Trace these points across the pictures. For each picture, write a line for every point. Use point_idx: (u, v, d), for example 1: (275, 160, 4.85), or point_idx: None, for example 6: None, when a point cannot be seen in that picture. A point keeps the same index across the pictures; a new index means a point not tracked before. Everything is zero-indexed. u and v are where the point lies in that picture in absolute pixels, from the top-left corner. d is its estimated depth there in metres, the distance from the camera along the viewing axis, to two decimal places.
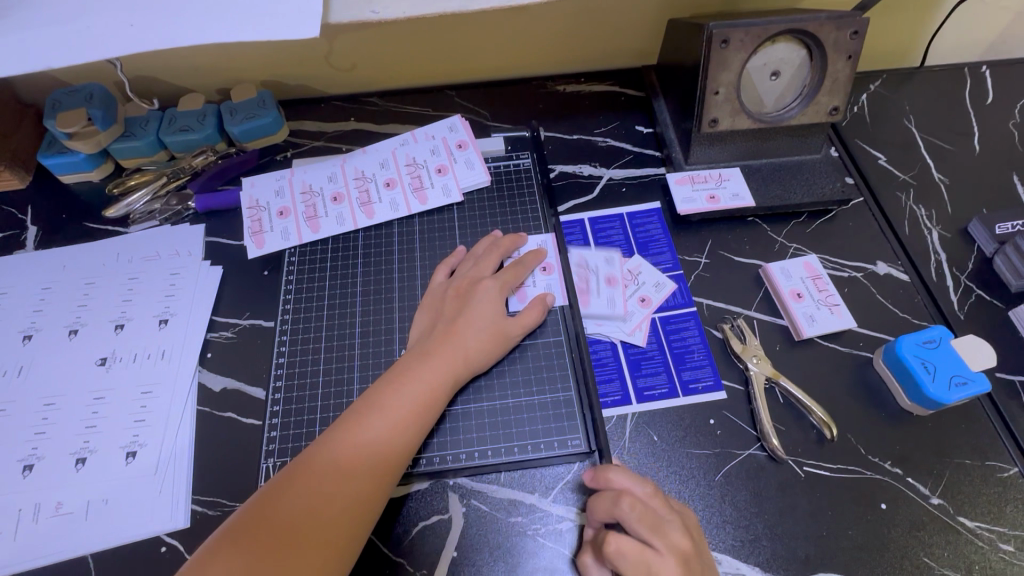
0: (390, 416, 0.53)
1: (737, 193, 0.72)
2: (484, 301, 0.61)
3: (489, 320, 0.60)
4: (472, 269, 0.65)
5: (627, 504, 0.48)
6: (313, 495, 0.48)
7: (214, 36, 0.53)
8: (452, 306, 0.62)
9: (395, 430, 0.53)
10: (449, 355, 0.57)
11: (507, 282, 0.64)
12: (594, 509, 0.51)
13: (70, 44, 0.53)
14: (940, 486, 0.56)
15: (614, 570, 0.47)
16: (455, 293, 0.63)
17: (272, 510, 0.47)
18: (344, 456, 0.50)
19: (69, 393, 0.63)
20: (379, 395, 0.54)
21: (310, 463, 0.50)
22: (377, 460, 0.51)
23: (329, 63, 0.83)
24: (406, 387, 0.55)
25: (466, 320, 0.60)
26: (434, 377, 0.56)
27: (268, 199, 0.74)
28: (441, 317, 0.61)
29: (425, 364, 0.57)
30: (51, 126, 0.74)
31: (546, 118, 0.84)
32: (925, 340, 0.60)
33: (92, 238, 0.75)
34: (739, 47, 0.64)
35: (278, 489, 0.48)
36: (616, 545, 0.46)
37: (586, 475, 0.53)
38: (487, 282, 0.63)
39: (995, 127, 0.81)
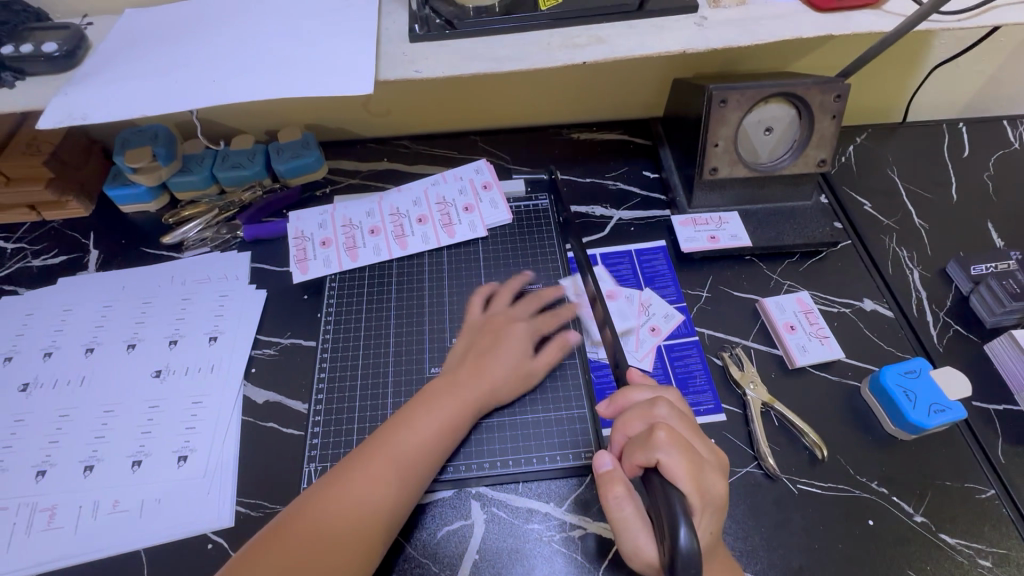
0: (406, 442, 0.58)
1: (735, 234, 0.80)
2: (515, 341, 0.68)
3: (516, 359, 0.67)
4: (505, 310, 0.72)
5: (665, 405, 0.53)
6: (334, 512, 0.53)
7: (280, 92, 0.61)
8: (484, 341, 0.68)
9: (420, 450, 0.58)
10: (468, 389, 0.63)
11: (535, 326, 0.70)
12: (628, 420, 0.54)
13: (160, 98, 0.61)
14: (923, 505, 0.61)
15: (666, 459, 0.48)
16: (489, 330, 0.69)
17: (295, 526, 0.52)
18: (375, 470, 0.56)
19: (126, 402, 0.69)
20: (411, 417, 0.60)
21: (345, 472, 0.56)
22: (394, 483, 0.56)
23: (368, 110, 0.93)
24: (424, 417, 0.60)
25: (494, 359, 0.66)
26: (448, 407, 0.61)
27: (312, 230, 0.82)
28: (470, 352, 0.67)
29: (441, 397, 0.62)
30: (119, 161, 0.83)
31: (561, 163, 0.93)
32: (907, 370, 0.66)
33: (148, 262, 0.83)
34: (735, 107, 0.72)
35: (302, 507, 0.54)
36: (665, 433, 0.49)
37: (603, 404, 0.57)
38: (520, 324, 0.70)
39: (973, 178, 0.88)
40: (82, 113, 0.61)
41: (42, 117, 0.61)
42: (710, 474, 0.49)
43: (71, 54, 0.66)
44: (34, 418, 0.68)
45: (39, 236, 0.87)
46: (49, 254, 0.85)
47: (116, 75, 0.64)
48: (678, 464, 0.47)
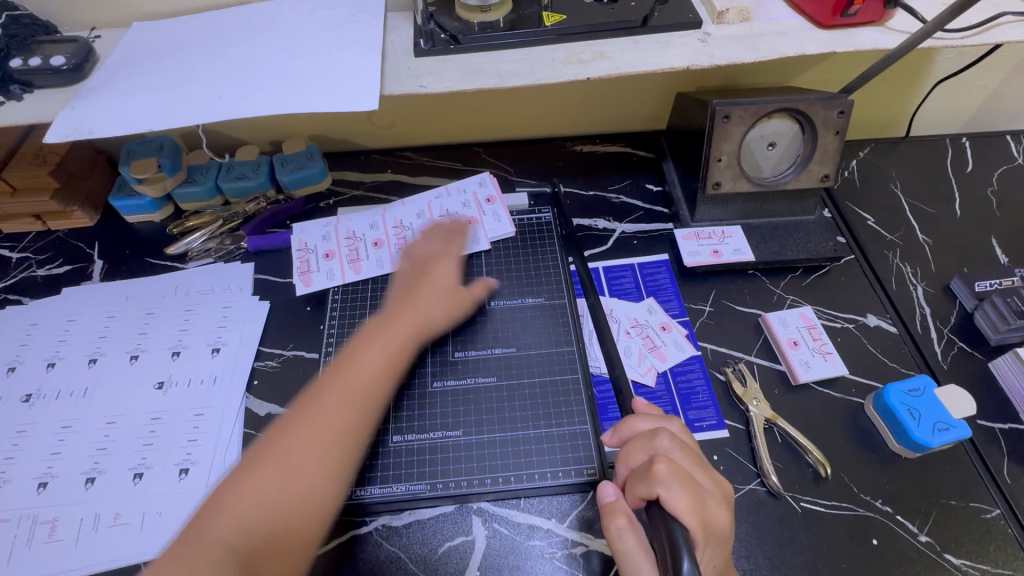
0: (360, 368, 0.60)
1: (739, 248, 0.80)
2: (448, 273, 0.72)
3: (451, 290, 0.70)
4: (426, 252, 0.74)
5: (667, 436, 0.52)
6: (299, 441, 0.53)
7: (286, 107, 0.61)
8: (412, 278, 0.71)
9: (374, 378, 0.60)
10: (412, 316, 0.66)
11: (459, 262, 0.75)
12: (631, 452, 0.53)
13: (167, 112, 0.62)
14: (928, 524, 0.60)
15: (667, 493, 0.47)
16: (417, 267, 0.72)
17: (261, 459, 0.52)
18: (329, 401, 0.56)
19: (129, 413, 0.69)
20: (359, 350, 0.62)
21: (298, 410, 0.56)
22: (355, 408, 0.57)
23: (372, 122, 0.93)
24: (371, 345, 0.62)
25: (428, 289, 0.69)
26: (395, 336, 0.64)
27: (316, 243, 0.82)
28: (399, 289, 0.70)
29: (388, 325, 0.65)
30: (125, 172, 0.84)
31: (564, 175, 0.93)
32: (911, 388, 0.65)
33: (152, 272, 0.83)
34: (739, 122, 0.72)
35: (265, 442, 0.54)
36: (666, 465, 0.48)
37: (608, 434, 0.57)
38: (444, 260, 0.73)
39: (976, 193, 0.88)
40: (89, 129, 0.61)
41: (49, 130, 0.62)
42: (713, 505, 0.49)
43: (79, 67, 0.66)
44: (36, 429, 0.68)
45: (44, 246, 0.87)
46: (54, 264, 0.85)
47: (123, 89, 0.64)
48: (679, 499, 0.46)
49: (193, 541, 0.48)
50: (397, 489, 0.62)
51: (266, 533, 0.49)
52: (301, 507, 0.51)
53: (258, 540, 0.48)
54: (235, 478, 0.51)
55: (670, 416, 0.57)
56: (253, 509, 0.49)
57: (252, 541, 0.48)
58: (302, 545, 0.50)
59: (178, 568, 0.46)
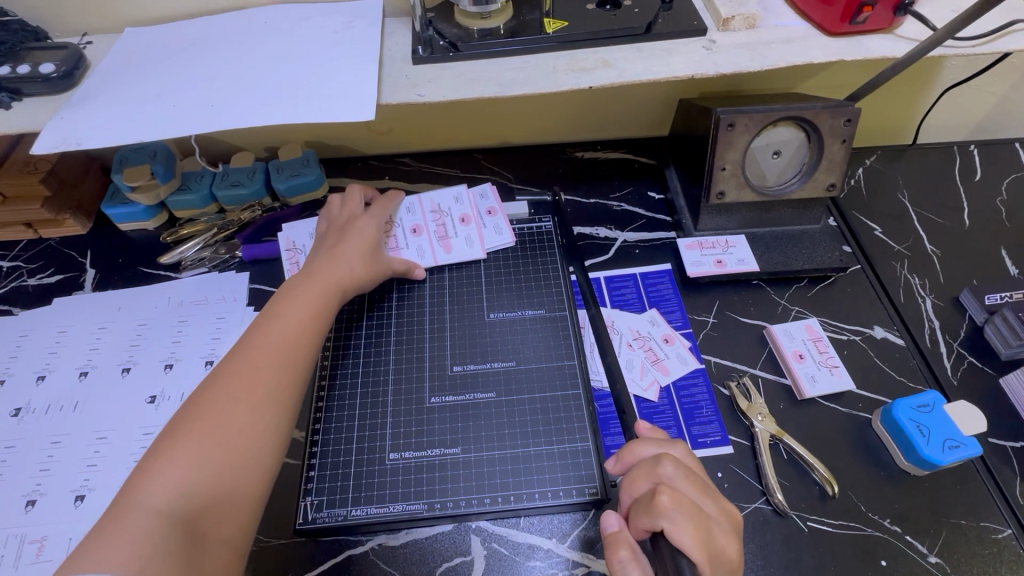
0: (284, 319, 0.60)
1: (743, 258, 0.78)
2: (363, 230, 0.72)
3: (366, 247, 0.71)
4: (343, 214, 0.75)
5: (671, 463, 0.50)
6: (229, 395, 0.53)
7: (280, 116, 0.60)
8: (332, 240, 0.71)
9: (297, 331, 0.60)
10: (331, 271, 0.66)
11: (378, 220, 0.75)
12: (635, 479, 0.51)
13: (158, 122, 0.60)
14: (937, 545, 0.59)
15: (670, 525, 0.46)
16: (334, 230, 0.73)
17: (192, 416, 0.52)
18: (252, 357, 0.56)
19: (120, 428, 0.68)
20: (278, 308, 0.61)
21: (222, 372, 0.55)
22: (282, 357, 0.57)
23: (369, 128, 0.92)
24: (292, 300, 0.62)
25: (346, 247, 0.70)
26: (318, 291, 0.64)
27: (304, 241, 0.81)
28: (322, 250, 0.70)
29: (310, 281, 0.65)
30: (118, 180, 0.82)
31: (565, 183, 0.91)
32: (921, 404, 0.64)
33: (145, 282, 0.82)
34: (744, 131, 0.71)
35: (192, 402, 0.53)
36: (669, 496, 0.47)
37: (611, 460, 0.55)
38: (361, 219, 0.74)
39: (984, 202, 0.87)
40: (78, 138, 0.60)
41: (37, 140, 0.60)
42: (720, 534, 0.47)
43: (70, 74, 0.65)
44: (25, 445, 0.67)
45: (35, 254, 0.85)
46: (46, 273, 0.83)
47: (114, 98, 0.63)
48: (683, 532, 0.45)
49: (128, 502, 0.46)
50: (393, 509, 0.61)
51: (208, 484, 0.49)
52: (242, 457, 0.51)
53: (202, 497, 0.48)
54: (165, 438, 0.50)
55: (675, 440, 0.56)
56: (189, 463, 0.49)
57: (196, 492, 0.48)
58: (247, 494, 0.50)
59: (116, 535, 0.45)
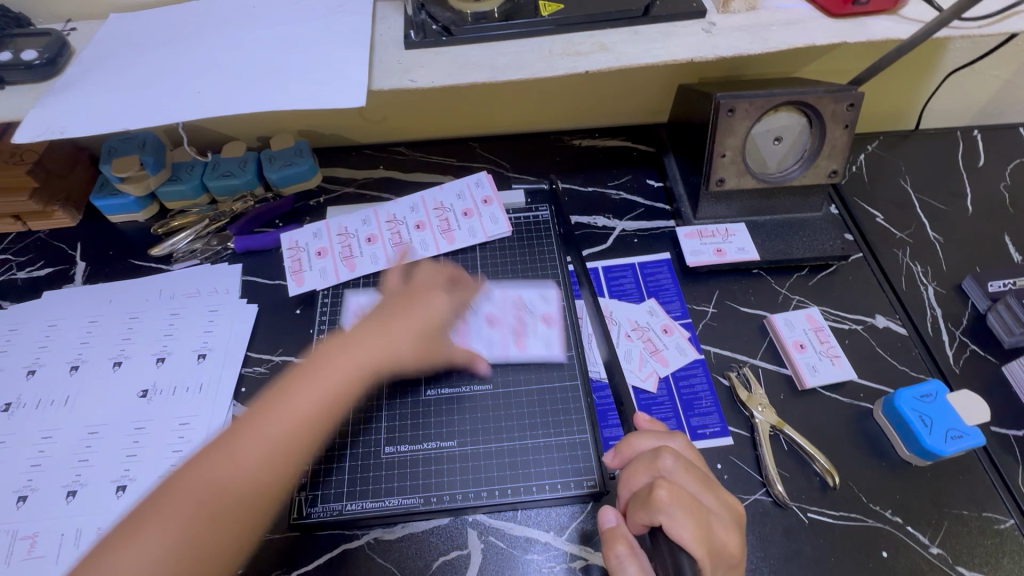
0: (307, 396, 0.54)
1: (743, 247, 0.77)
2: (426, 310, 0.63)
3: (424, 325, 0.63)
4: (427, 280, 0.68)
5: (670, 456, 0.49)
6: (222, 474, 0.49)
7: (268, 104, 0.58)
8: (395, 306, 0.63)
9: (315, 415, 0.54)
10: (373, 347, 0.59)
11: (450, 307, 0.67)
12: (633, 474, 0.50)
13: (142, 110, 0.59)
14: (939, 535, 0.58)
15: (668, 520, 0.45)
16: (405, 295, 0.65)
17: (182, 484, 0.48)
18: (261, 437, 0.51)
19: (111, 423, 0.67)
20: (308, 377, 0.56)
21: (228, 441, 0.51)
22: (288, 442, 0.52)
23: (363, 116, 0.90)
24: (322, 374, 0.56)
25: (403, 316, 0.62)
26: (351, 367, 0.57)
27: (307, 240, 0.80)
28: (378, 313, 0.63)
29: (348, 350, 0.58)
30: (106, 170, 0.81)
31: (562, 171, 0.90)
32: (922, 393, 0.63)
33: (137, 274, 0.81)
34: (744, 116, 0.69)
35: (192, 463, 0.50)
36: (668, 491, 0.46)
37: (610, 454, 0.54)
38: (436, 295, 0.66)
39: (988, 189, 0.86)
40: (60, 126, 0.58)
41: (18, 129, 0.58)
42: (721, 530, 0.46)
43: (53, 62, 0.63)
44: (15, 440, 0.66)
45: (24, 247, 0.84)
46: (35, 266, 0.82)
47: (98, 85, 0.61)
48: (682, 527, 0.44)
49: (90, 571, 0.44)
50: (388, 503, 0.60)
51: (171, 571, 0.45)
52: (214, 546, 0.47)
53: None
54: (152, 497, 0.48)
55: (675, 432, 0.55)
56: (160, 541, 0.45)
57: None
58: None
59: None
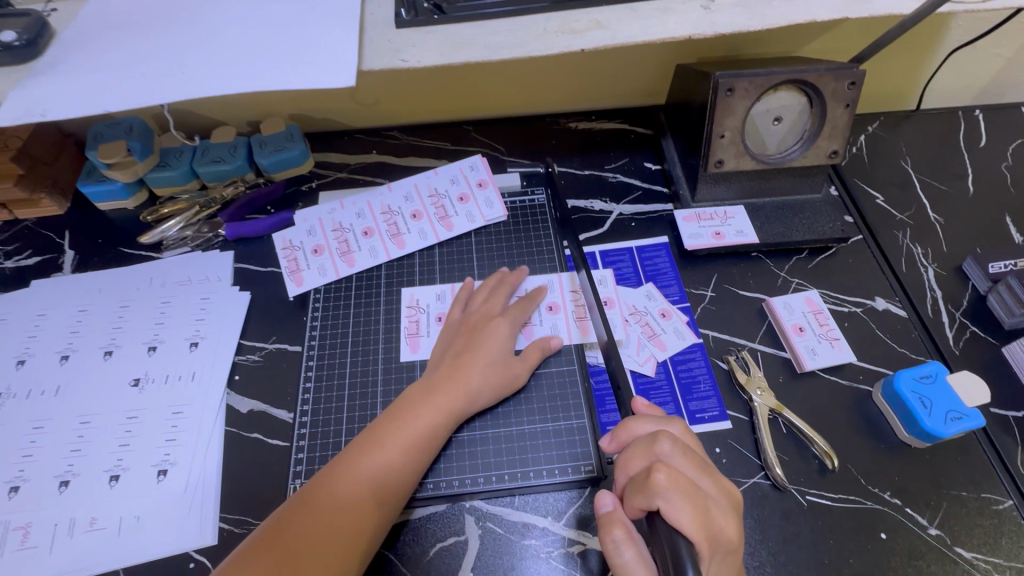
0: (398, 442, 0.57)
1: (741, 229, 0.76)
2: (492, 342, 0.64)
3: (495, 358, 0.63)
4: (483, 307, 0.68)
5: (668, 441, 0.49)
6: (331, 507, 0.52)
7: (256, 84, 0.57)
8: (462, 341, 0.65)
9: (395, 467, 0.55)
10: (449, 395, 0.60)
11: (513, 328, 0.66)
12: (631, 458, 0.50)
13: (126, 92, 0.57)
14: (938, 517, 0.58)
15: (666, 504, 0.44)
16: (468, 328, 0.66)
17: (296, 517, 0.51)
18: (345, 491, 0.53)
19: (103, 413, 0.66)
20: (385, 429, 0.58)
21: (315, 494, 0.53)
22: (390, 480, 0.55)
23: (354, 99, 0.88)
24: (401, 428, 0.57)
25: (474, 357, 0.63)
26: (440, 405, 0.59)
27: (302, 239, 0.77)
28: (452, 351, 0.64)
29: (433, 391, 0.60)
30: (92, 156, 0.79)
31: (559, 154, 0.88)
32: (922, 375, 0.63)
33: (126, 262, 0.79)
34: (744, 95, 0.68)
35: (305, 497, 0.53)
36: (666, 475, 0.46)
37: (606, 438, 0.54)
38: (497, 321, 0.66)
39: (989, 169, 0.85)
40: (42, 110, 0.57)
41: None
42: (719, 515, 0.46)
43: (33, 44, 0.60)
44: (6, 430, 0.65)
45: (11, 236, 0.83)
46: (23, 255, 0.81)
47: (79, 66, 0.59)
48: (681, 511, 0.44)
49: None
50: None
51: None
52: None
53: None
54: (268, 526, 0.51)
55: (673, 417, 0.54)
56: None
57: None
58: None
59: None
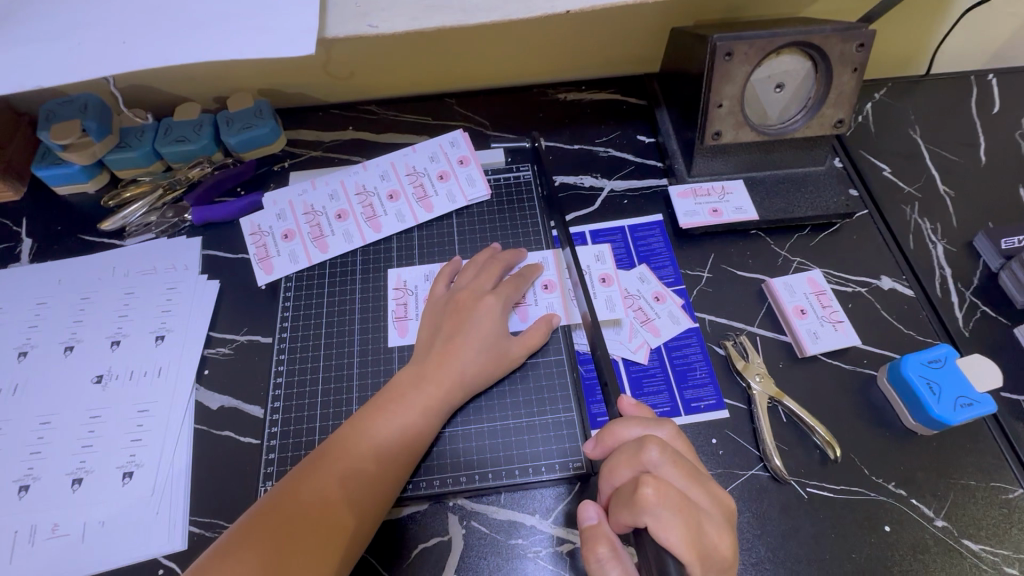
0: (389, 434, 0.54)
1: (740, 206, 0.71)
2: (484, 323, 0.60)
3: (487, 343, 0.60)
4: (472, 283, 0.64)
5: (657, 448, 0.45)
6: (315, 506, 0.48)
7: (208, 54, 0.52)
8: (451, 323, 0.61)
9: (385, 459, 0.52)
10: (440, 382, 0.57)
11: (505, 309, 0.62)
12: (616, 468, 0.47)
13: (62, 63, 0.51)
14: (944, 508, 0.55)
15: (654, 520, 0.41)
16: (455, 308, 0.62)
17: (275, 518, 0.47)
18: (333, 486, 0.50)
19: (64, 413, 0.63)
20: (374, 420, 0.54)
21: (299, 488, 0.49)
22: (379, 471, 0.52)
23: (327, 71, 0.82)
24: (391, 420, 0.54)
25: (465, 340, 0.59)
26: (429, 397, 0.56)
27: (271, 223, 0.73)
28: (439, 335, 0.60)
29: (423, 379, 0.57)
30: (45, 137, 0.73)
31: (546, 128, 0.83)
32: (931, 359, 0.59)
33: (87, 251, 0.74)
34: (744, 60, 0.63)
35: (283, 496, 0.49)
36: (654, 488, 0.42)
37: (591, 445, 0.51)
38: (488, 299, 0.62)
39: (1002, 138, 0.80)
40: None
41: None
42: (711, 530, 0.43)
43: None
44: None
45: None
46: None
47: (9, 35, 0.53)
48: (671, 528, 0.41)
49: None
50: None
51: None
52: None
53: None
54: (242, 528, 0.47)
55: (662, 420, 0.50)
56: None
57: None
58: None
59: None
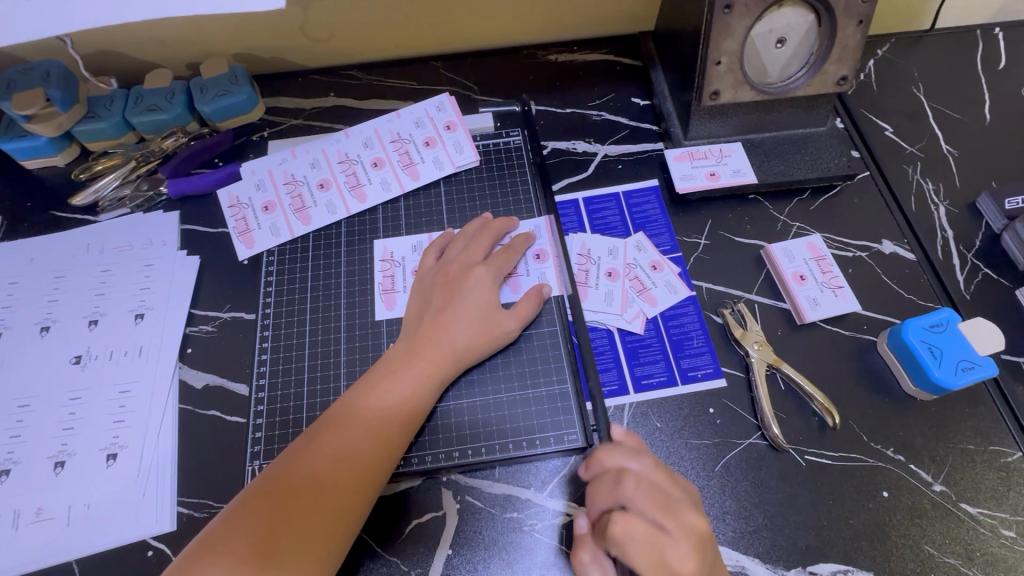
0: (380, 410, 0.52)
1: (738, 169, 0.69)
2: (474, 294, 0.58)
3: (479, 315, 0.58)
4: (463, 255, 0.62)
5: (631, 481, 0.48)
6: (309, 489, 0.47)
7: (169, 9, 0.47)
8: (440, 295, 0.59)
9: (378, 438, 0.51)
10: (433, 356, 0.55)
11: (497, 279, 0.60)
12: (596, 496, 0.49)
13: (6, 19, 0.47)
14: (943, 472, 0.55)
15: (622, 554, 0.45)
16: (444, 280, 0.60)
17: (266, 502, 0.46)
18: (326, 468, 0.48)
19: (43, 395, 0.61)
20: (365, 397, 0.53)
21: (292, 469, 0.48)
22: (372, 450, 0.50)
23: (304, 33, 0.78)
24: (382, 396, 0.53)
25: (457, 312, 0.57)
26: (421, 372, 0.54)
27: (250, 195, 0.70)
28: (429, 308, 0.58)
29: (416, 353, 0.55)
30: (6, 107, 0.69)
31: (537, 91, 0.79)
32: (932, 323, 0.58)
33: (60, 228, 0.71)
34: (744, 13, 0.59)
35: (275, 480, 0.47)
36: (623, 523, 0.46)
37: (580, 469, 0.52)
38: (478, 269, 0.60)
39: (1008, 94, 0.77)
40: None
41: None
42: (677, 560, 0.44)
43: None
44: None
45: None
46: None
47: None
48: (636, 556, 0.45)
49: None
50: None
51: None
52: None
53: None
54: (233, 514, 0.46)
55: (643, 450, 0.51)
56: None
57: None
58: None
59: None
